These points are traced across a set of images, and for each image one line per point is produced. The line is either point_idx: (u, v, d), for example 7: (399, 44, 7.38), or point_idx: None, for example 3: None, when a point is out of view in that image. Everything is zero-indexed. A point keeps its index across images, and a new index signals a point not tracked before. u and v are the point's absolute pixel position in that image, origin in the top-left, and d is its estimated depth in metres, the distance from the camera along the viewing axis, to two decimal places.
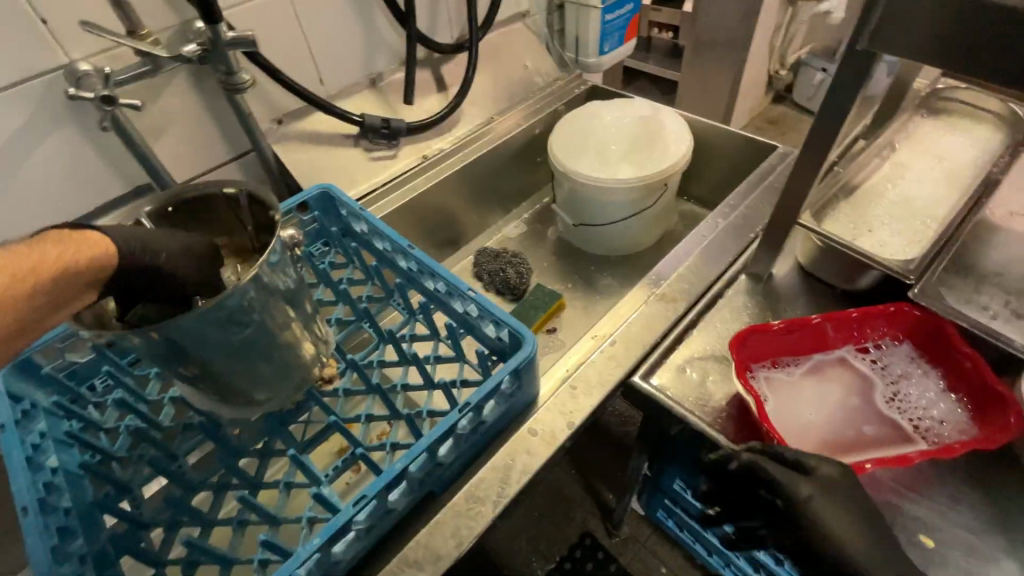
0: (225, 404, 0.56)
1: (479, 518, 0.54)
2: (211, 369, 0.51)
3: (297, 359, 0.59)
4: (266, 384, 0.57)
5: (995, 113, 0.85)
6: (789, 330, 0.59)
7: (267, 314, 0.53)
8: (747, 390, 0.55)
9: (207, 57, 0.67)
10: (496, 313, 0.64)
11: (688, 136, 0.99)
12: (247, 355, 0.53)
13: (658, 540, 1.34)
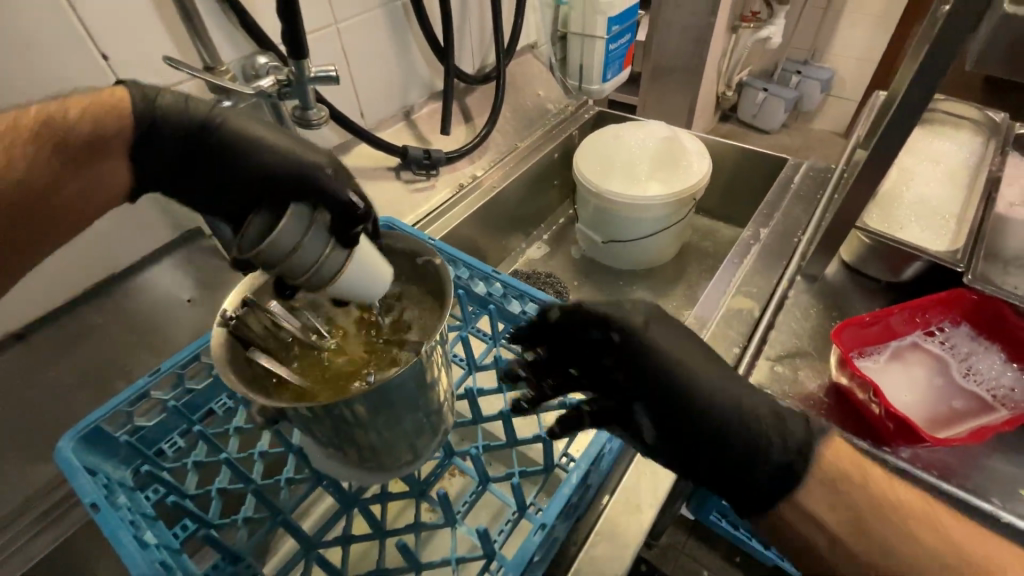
0: (363, 462, 0.53)
1: (634, 533, 0.55)
2: (365, 427, 0.47)
3: (438, 411, 0.54)
4: (410, 442, 0.53)
5: (974, 120, 0.99)
6: (873, 322, 0.65)
7: (426, 366, 0.48)
8: (854, 379, 0.60)
9: (286, 91, 0.67)
10: None
11: (707, 154, 1.07)
12: (398, 413, 0.49)
13: (696, 544, 1.37)
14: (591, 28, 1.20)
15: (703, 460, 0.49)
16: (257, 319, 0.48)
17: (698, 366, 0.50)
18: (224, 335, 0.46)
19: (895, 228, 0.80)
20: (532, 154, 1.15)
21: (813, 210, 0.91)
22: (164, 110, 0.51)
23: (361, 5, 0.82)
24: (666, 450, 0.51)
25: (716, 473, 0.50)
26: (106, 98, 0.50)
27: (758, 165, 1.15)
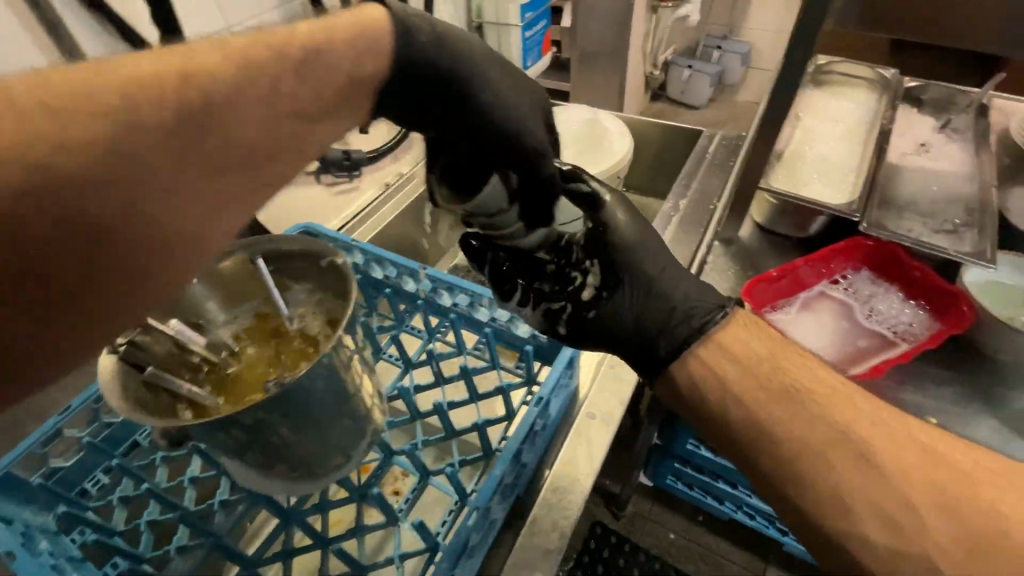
0: (293, 476, 0.51)
1: (572, 505, 0.56)
2: (287, 440, 0.47)
3: (366, 414, 0.54)
4: (341, 448, 0.52)
5: (866, 79, 1.05)
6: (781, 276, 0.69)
7: (341, 369, 0.48)
8: None
9: None
10: None
11: (627, 133, 1.09)
12: (322, 422, 0.48)
13: (661, 510, 1.42)
14: (504, 17, 1.20)
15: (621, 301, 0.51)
16: (156, 348, 0.46)
17: (650, 247, 0.52)
18: (117, 363, 0.43)
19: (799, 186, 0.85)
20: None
21: (727, 177, 0.95)
22: (420, 45, 0.41)
23: (257, 7, 0.79)
24: (592, 326, 0.52)
25: (622, 335, 0.51)
26: (367, 13, 0.38)
27: (676, 138, 1.19)
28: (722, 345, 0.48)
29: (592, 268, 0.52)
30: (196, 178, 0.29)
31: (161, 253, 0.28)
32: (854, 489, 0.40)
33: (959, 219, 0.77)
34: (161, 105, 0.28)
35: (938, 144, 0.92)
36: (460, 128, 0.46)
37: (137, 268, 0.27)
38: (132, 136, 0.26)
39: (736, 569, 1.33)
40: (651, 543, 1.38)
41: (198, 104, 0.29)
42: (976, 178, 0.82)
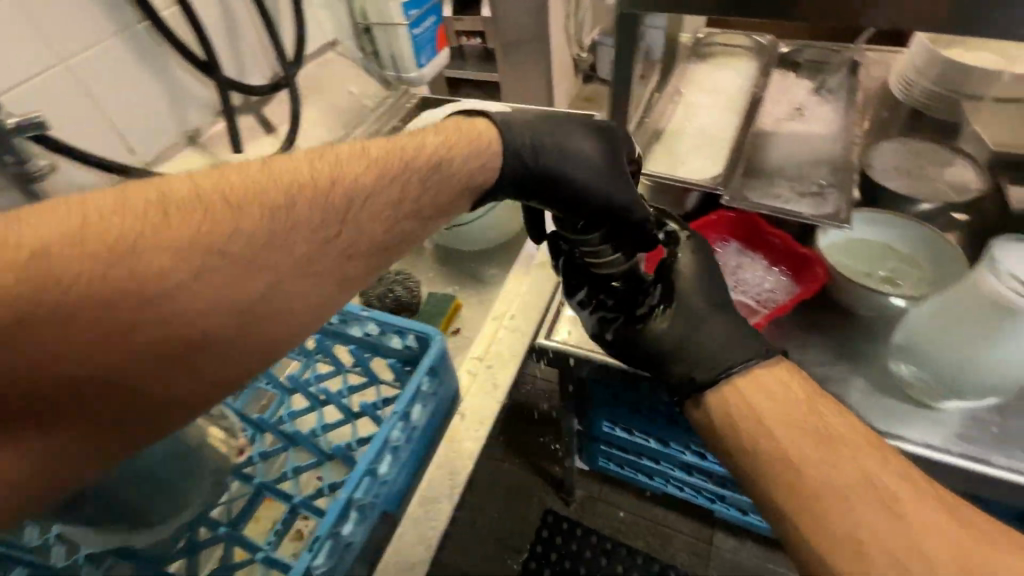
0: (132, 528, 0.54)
1: (440, 517, 0.56)
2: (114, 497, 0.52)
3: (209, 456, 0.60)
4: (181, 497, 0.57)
5: (745, 47, 1.06)
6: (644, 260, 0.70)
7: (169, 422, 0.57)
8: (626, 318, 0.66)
9: None
10: (398, 323, 0.65)
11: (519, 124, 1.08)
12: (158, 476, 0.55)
13: (610, 489, 1.44)
14: (387, 16, 1.16)
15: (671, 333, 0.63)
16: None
17: (694, 290, 0.64)
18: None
19: (674, 163, 0.85)
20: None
21: None
22: (518, 126, 0.62)
23: (82, 35, 0.76)
24: (620, 342, 0.66)
25: (658, 353, 0.64)
26: (475, 132, 0.61)
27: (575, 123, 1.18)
28: (757, 379, 0.60)
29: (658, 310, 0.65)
30: (238, 303, 0.44)
31: (211, 345, 0.43)
32: (862, 521, 0.50)
33: (824, 180, 0.77)
34: (185, 229, 0.42)
35: (813, 107, 0.93)
36: (571, 202, 0.63)
37: (201, 357, 0.43)
38: (195, 272, 0.42)
39: (684, 538, 1.35)
40: (603, 524, 1.39)
41: (214, 248, 0.43)
42: (842, 138, 0.83)
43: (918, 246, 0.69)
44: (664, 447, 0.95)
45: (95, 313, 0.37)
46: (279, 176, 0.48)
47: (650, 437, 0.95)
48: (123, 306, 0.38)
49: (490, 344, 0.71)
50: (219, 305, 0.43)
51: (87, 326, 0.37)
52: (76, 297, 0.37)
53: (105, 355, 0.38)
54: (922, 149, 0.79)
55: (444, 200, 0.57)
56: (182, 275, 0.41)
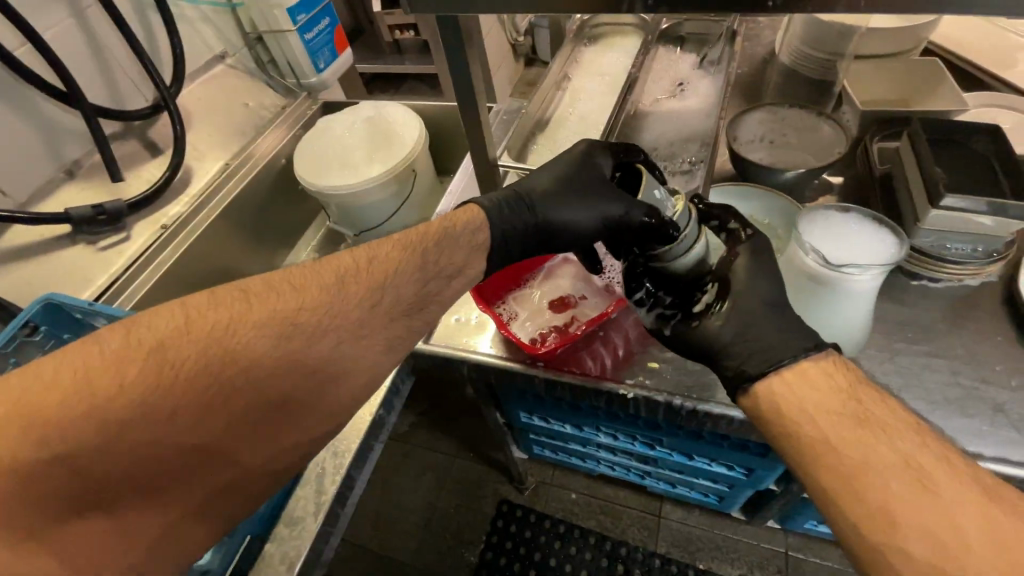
0: None
1: (304, 535, 0.56)
2: None
3: None
4: None
5: (633, 24, 1.05)
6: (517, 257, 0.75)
7: None
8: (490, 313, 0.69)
9: None
10: None
11: (416, 123, 1.07)
12: None
13: (561, 473, 1.46)
14: (274, 24, 1.13)
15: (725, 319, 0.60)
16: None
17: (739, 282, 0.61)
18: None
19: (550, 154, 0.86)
20: (252, 168, 1.09)
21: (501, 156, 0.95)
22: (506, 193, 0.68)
23: None
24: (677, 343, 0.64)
25: (707, 349, 0.61)
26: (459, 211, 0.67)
27: None
28: (803, 372, 0.54)
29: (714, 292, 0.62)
30: (303, 375, 0.54)
31: (288, 409, 0.54)
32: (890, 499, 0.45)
33: (694, 156, 0.78)
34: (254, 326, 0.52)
35: (694, 81, 0.93)
36: (573, 227, 0.66)
37: (278, 421, 0.53)
38: (274, 344, 0.52)
39: (634, 513, 1.38)
40: (556, 508, 1.42)
41: (289, 325, 0.54)
42: (714, 112, 0.83)
43: (776, 213, 0.71)
44: (580, 432, 0.96)
45: (191, 385, 0.48)
46: (297, 279, 0.57)
47: (564, 424, 0.96)
48: (221, 377, 0.49)
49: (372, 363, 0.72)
50: (288, 377, 0.53)
51: (189, 396, 0.48)
52: (185, 372, 0.48)
53: (211, 422, 0.49)
54: (788, 115, 0.81)
55: (459, 260, 0.64)
56: (248, 350, 0.51)
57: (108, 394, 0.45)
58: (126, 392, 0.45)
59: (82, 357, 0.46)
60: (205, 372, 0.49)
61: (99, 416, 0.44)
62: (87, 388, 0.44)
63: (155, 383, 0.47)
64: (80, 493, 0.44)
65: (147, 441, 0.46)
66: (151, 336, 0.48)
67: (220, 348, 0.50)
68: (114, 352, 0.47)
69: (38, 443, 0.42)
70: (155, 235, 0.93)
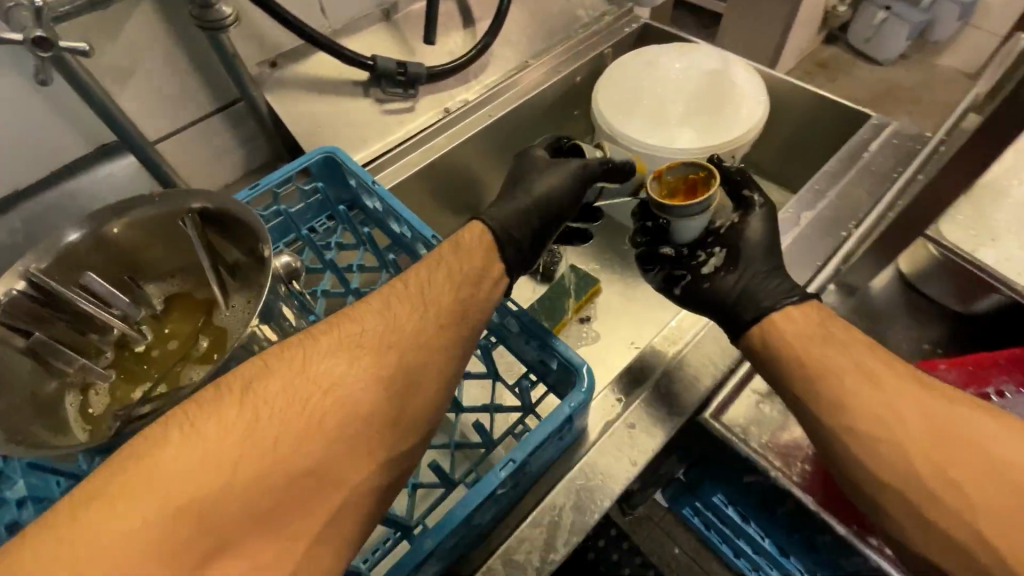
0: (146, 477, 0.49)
1: None
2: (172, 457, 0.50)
3: None
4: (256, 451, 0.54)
5: None
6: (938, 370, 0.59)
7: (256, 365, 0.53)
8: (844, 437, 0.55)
9: (142, 201, 0.55)
10: (538, 337, 0.52)
11: (762, 102, 0.83)
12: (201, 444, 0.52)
13: (673, 521, 1.30)
14: None
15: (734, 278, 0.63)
16: (100, 398, 0.54)
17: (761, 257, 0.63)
18: None
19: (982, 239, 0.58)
20: (535, 89, 0.92)
21: (878, 200, 0.69)
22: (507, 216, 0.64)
23: None
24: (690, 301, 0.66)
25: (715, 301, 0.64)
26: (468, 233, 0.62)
27: (824, 114, 0.88)
28: None
29: (717, 253, 0.67)
30: (387, 393, 0.50)
31: (377, 428, 0.49)
32: None
33: None
34: (320, 351, 0.50)
35: None
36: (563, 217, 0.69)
37: (368, 439, 0.48)
38: (348, 363, 0.50)
39: None
40: (652, 551, 1.28)
41: (355, 340, 0.52)
42: None
43: None
44: (779, 555, 0.77)
45: (284, 418, 0.45)
46: (358, 305, 0.55)
47: (763, 535, 0.78)
48: (310, 403, 0.47)
49: (646, 405, 0.57)
50: (370, 388, 0.49)
51: (285, 428, 0.45)
52: (273, 408, 0.45)
53: (310, 441, 0.45)
54: None
55: (477, 264, 0.59)
56: (325, 372, 0.49)
57: (207, 446, 0.42)
58: (223, 439, 0.43)
59: (177, 414, 0.44)
60: (292, 404, 0.46)
61: (204, 471, 0.41)
62: (188, 440, 0.42)
63: (249, 423, 0.44)
64: (211, 539, 0.39)
65: (251, 489, 0.42)
66: (237, 381, 0.47)
67: (303, 380, 0.48)
68: (208, 401, 0.45)
69: (145, 512, 0.38)
70: (436, 118, 0.85)
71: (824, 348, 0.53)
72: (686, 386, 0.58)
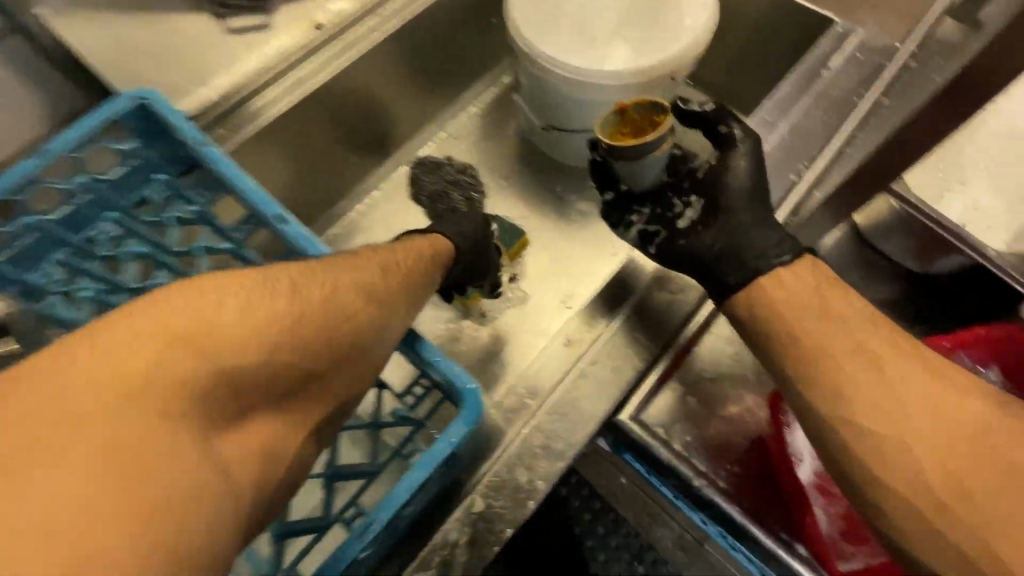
0: None
1: None
2: None
3: None
4: None
5: None
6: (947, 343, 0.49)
7: None
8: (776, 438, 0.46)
9: None
10: (416, 356, 0.44)
11: (710, 6, 0.68)
12: None
13: None
14: None
15: (711, 234, 0.52)
16: None
17: (740, 206, 0.51)
18: None
19: (940, 190, 0.52)
20: None
21: (835, 134, 0.57)
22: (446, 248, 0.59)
23: None
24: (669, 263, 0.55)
25: (699, 259, 0.52)
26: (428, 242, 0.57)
27: (783, 18, 0.74)
28: None
29: (694, 205, 0.55)
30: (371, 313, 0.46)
31: (351, 349, 0.44)
32: None
33: None
34: (271, 281, 0.42)
35: None
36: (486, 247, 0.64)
37: (338, 360, 0.43)
38: (308, 296, 0.42)
39: None
40: None
41: (311, 274, 0.44)
42: None
43: None
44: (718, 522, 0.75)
45: (276, 324, 0.39)
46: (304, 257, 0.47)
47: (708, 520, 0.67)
48: (265, 332, 0.39)
49: (559, 409, 0.47)
50: (338, 321, 0.43)
51: (276, 334, 0.39)
52: (277, 314, 0.40)
53: (275, 372, 0.39)
54: None
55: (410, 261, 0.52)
56: (314, 286, 0.43)
57: (182, 338, 0.35)
58: (200, 335, 0.36)
59: (145, 299, 0.36)
60: (242, 328, 0.38)
61: (127, 406, 0.32)
62: (169, 332, 0.35)
63: (236, 323, 0.38)
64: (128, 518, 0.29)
65: (235, 393, 0.37)
66: (169, 300, 0.37)
67: (284, 285, 0.42)
68: (181, 294, 0.37)
69: (117, 393, 0.32)
70: (304, 37, 0.65)
71: (779, 321, 0.45)
72: (605, 383, 0.48)
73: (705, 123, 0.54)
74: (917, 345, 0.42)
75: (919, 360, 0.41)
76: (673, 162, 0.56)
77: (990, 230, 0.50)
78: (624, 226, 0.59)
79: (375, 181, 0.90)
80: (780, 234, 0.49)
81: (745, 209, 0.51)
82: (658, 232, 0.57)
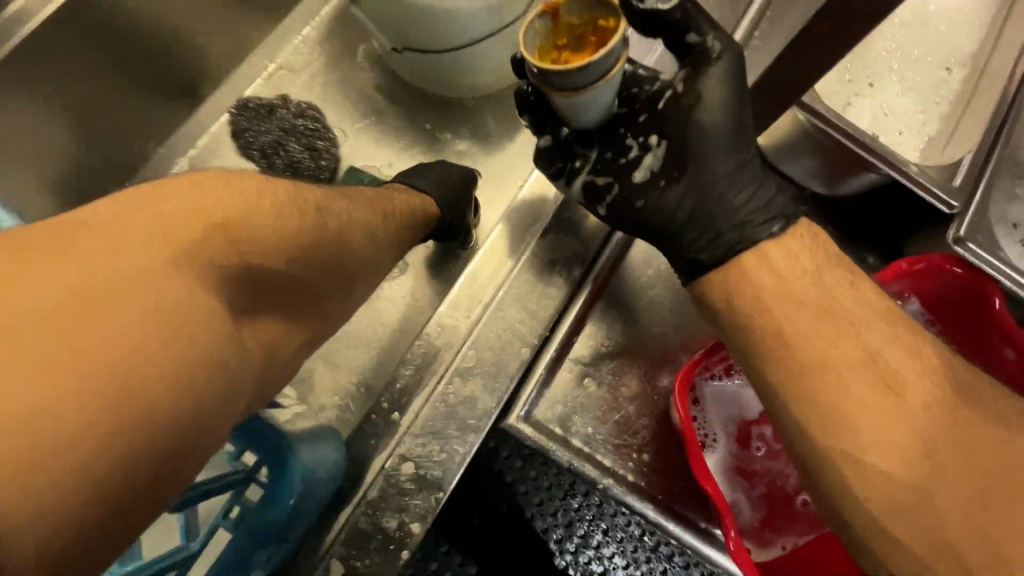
0: None
1: None
2: None
3: None
4: None
5: None
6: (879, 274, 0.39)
7: None
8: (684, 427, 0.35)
9: None
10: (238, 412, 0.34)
11: None
12: None
13: None
14: None
15: (677, 192, 0.38)
16: None
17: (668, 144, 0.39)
18: None
19: (848, 97, 0.46)
20: None
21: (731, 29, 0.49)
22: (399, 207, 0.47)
23: None
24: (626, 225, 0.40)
25: (665, 226, 0.39)
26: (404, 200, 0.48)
27: None
28: None
29: (655, 148, 0.39)
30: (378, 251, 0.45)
31: (357, 279, 0.43)
32: None
33: None
34: (257, 202, 0.37)
35: None
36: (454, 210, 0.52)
37: (336, 292, 0.42)
38: (276, 224, 0.37)
39: None
40: None
41: (296, 204, 0.39)
42: None
43: None
44: None
45: (303, 241, 0.38)
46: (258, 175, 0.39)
47: None
48: (223, 256, 0.34)
49: (431, 427, 0.37)
50: (298, 261, 0.38)
51: (303, 255, 0.38)
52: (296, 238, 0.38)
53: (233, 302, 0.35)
54: None
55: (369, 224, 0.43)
56: (342, 214, 0.41)
57: (218, 223, 0.35)
58: (232, 224, 0.35)
59: (131, 193, 0.34)
60: (219, 239, 0.34)
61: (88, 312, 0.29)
62: (210, 217, 0.34)
63: (269, 227, 0.36)
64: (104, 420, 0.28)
65: (179, 327, 0.31)
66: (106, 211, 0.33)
67: (313, 202, 0.40)
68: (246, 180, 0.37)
69: (170, 250, 0.32)
70: None
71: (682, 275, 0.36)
72: (487, 382, 0.38)
73: (670, 31, 0.38)
74: (844, 296, 0.34)
75: (845, 317, 0.33)
76: (625, 87, 0.40)
77: (901, 139, 0.45)
78: (561, 176, 0.42)
79: (189, 144, 0.69)
80: (760, 190, 0.37)
81: (722, 154, 0.37)
82: (609, 186, 0.40)
